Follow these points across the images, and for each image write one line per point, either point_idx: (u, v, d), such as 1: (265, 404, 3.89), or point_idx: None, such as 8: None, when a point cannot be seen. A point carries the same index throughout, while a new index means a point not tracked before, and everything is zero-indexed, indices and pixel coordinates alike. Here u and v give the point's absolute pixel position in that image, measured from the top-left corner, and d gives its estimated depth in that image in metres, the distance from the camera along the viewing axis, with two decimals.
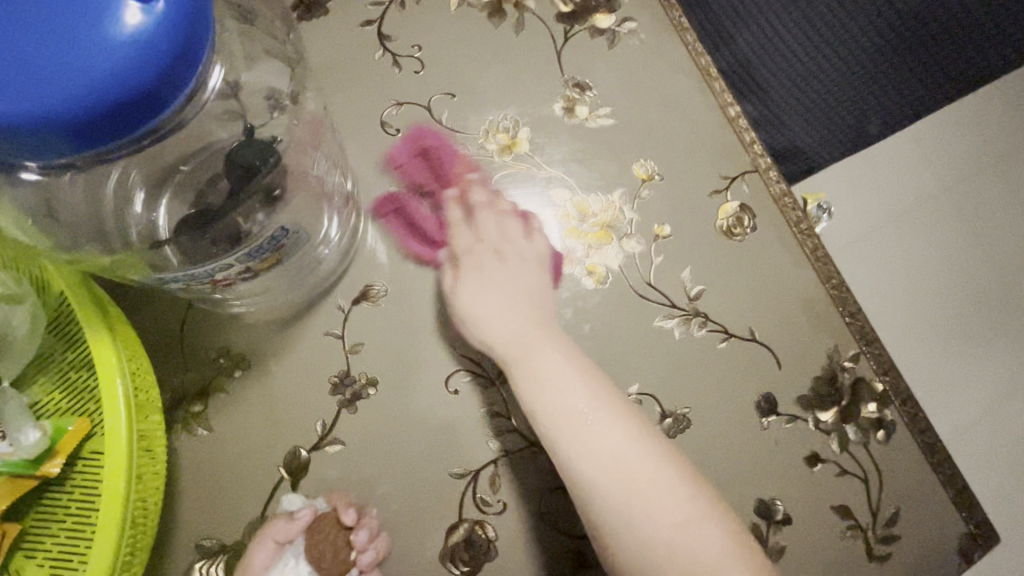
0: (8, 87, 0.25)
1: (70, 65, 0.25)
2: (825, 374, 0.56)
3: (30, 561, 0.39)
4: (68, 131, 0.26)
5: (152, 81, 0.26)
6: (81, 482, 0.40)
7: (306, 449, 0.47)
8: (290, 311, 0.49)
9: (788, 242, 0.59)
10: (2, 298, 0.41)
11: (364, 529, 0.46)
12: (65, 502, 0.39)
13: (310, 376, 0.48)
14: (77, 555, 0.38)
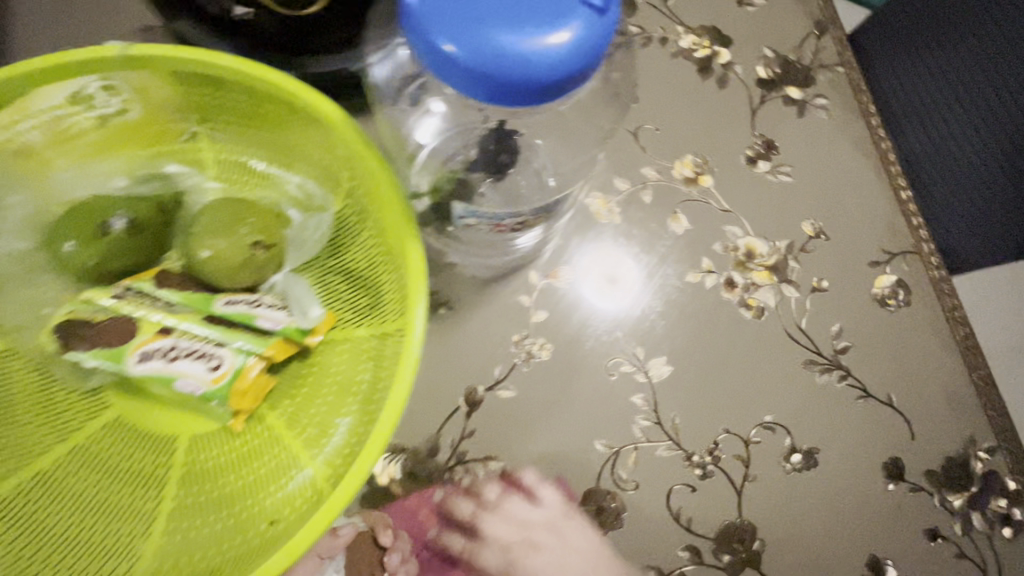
0: (498, 42, 0.35)
1: (546, 38, 0.36)
2: (957, 457, 0.58)
3: (269, 411, 0.49)
4: (517, 83, 0.36)
5: (583, 66, 0.37)
6: (325, 359, 0.50)
7: (483, 388, 0.55)
8: (493, 272, 0.58)
9: (939, 324, 0.62)
10: (303, 205, 0.52)
11: (397, 553, 0.50)
12: (309, 372, 0.50)
13: (497, 330, 0.57)
14: (319, 417, 0.48)
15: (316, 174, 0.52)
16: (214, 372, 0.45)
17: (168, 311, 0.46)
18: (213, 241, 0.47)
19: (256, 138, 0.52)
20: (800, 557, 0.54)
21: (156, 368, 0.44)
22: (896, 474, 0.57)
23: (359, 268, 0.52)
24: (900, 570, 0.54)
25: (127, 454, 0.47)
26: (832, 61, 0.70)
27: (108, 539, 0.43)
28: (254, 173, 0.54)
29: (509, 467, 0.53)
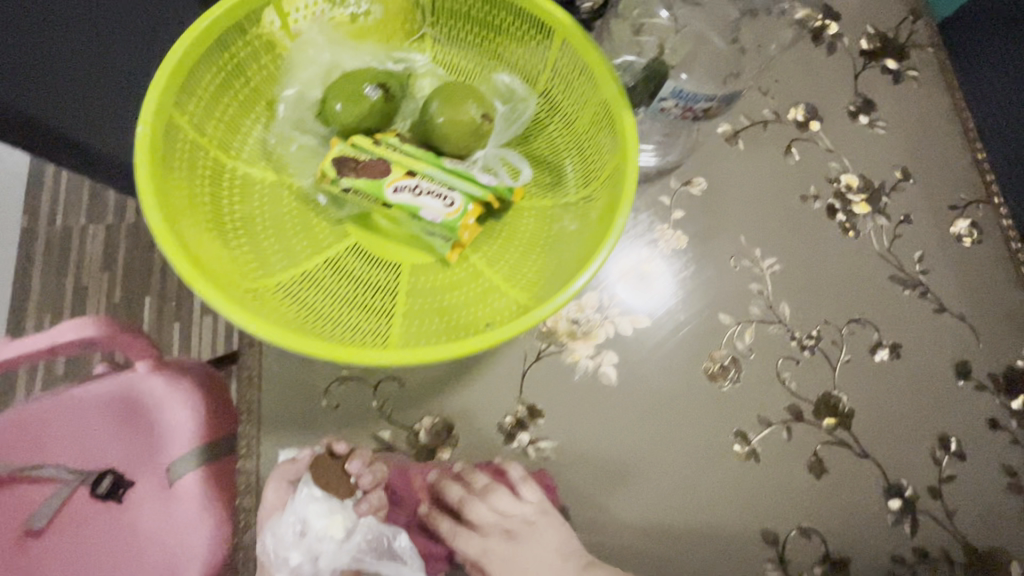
0: None
1: None
2: (1015, 367, 0.68)
3: (472, 254, 0.61)
4: None
5: None
6: (515, 222, 0.63)
7: (632, 263, 0.67)
8: (642, 176, 0.70)
9: (1003, 262, 0.73)
10: (506, 98, 0.64)
11: (355, 458, 0.52)
12: (502, 230, 0.62)
13: (643, 222, 0.69)
14: (514, 262, 0.60)
15: (521, 74, 0.64)
16: (449, 208, 0.57)
17: (411, 158, 0.58)
18: (450, 109, 0.58)
19: (472, 42, 0.65)
20: (883, 428, 0.64)
21: (405, 199, 0.57)
22: (964, 373, 0.67)
23: (545, 156, 0.65)
24: (965, 448, 0.64)
25: (365, 270, 0.59)
26: (923, 43, 0.82)
27: (357, 321, 0.54)
28: (464, 69, 0.66)
29: (650, 325, 0.65)
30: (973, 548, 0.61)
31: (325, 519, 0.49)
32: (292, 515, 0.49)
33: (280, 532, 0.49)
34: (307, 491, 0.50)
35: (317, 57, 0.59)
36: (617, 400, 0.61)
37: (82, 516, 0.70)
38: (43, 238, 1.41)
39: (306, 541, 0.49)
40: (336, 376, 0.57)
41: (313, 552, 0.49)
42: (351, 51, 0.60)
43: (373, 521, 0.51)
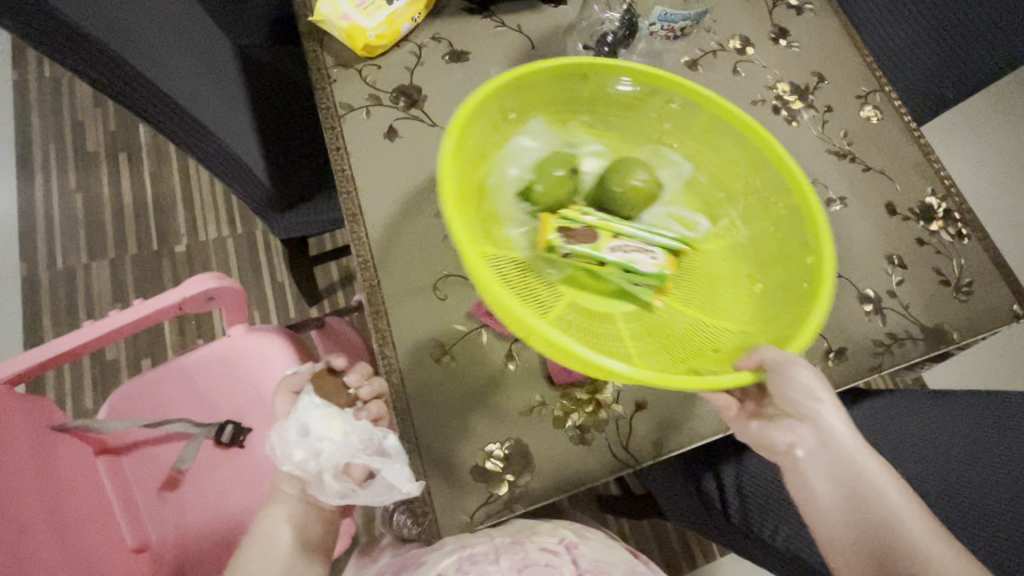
0: None
1: None
2: (926, 201, 0.91)
3: (684, 310, 0.65)
4: None
5: None
6: (713, 272, 0.68)
7: None
8: None
9: (902, 130, 0.96)
10: (670, 163, 0.70)
11: (355, 372, 0.69)
12: (715, 288, 0.67)
13: None
14: (750, 313, 0.64)
15: (682, 150, 0.70)
16: (659, 259, 0.64)
17: (606, 222, 0.64)
18: (623, 176, 0.64)
19: (624, 128, 0.70)
20: (844, 256, 0.85)
21: (620, 254, 0.63)
22: (892, 211, 0.89)
23: (696, 232, 0.69)
24: (904, 261, 0.86)
25: (600, 320, 0.64)
26: None
27: (596, 341, 0.60)
28: (613, 153, 0.69)
29: None
30: (926, 327, 0.82)
31: (324, 424, 0.62)
32: (297, 420, 0.63)
33: (285, 432, 0.63)
34: (309, 400, 0.64)
35: (530, 147, 0.67)
36: (844, 458, 0.59)
37: (209, 463, 0.78)
38: (46, 281, 1.42)
39: (308, 439, 0.62)
40: (439, 274, 0.72)
41: (315, 449, 0.62)
42: (557, 137, 0.68)
43: (364, 425, 0.63)
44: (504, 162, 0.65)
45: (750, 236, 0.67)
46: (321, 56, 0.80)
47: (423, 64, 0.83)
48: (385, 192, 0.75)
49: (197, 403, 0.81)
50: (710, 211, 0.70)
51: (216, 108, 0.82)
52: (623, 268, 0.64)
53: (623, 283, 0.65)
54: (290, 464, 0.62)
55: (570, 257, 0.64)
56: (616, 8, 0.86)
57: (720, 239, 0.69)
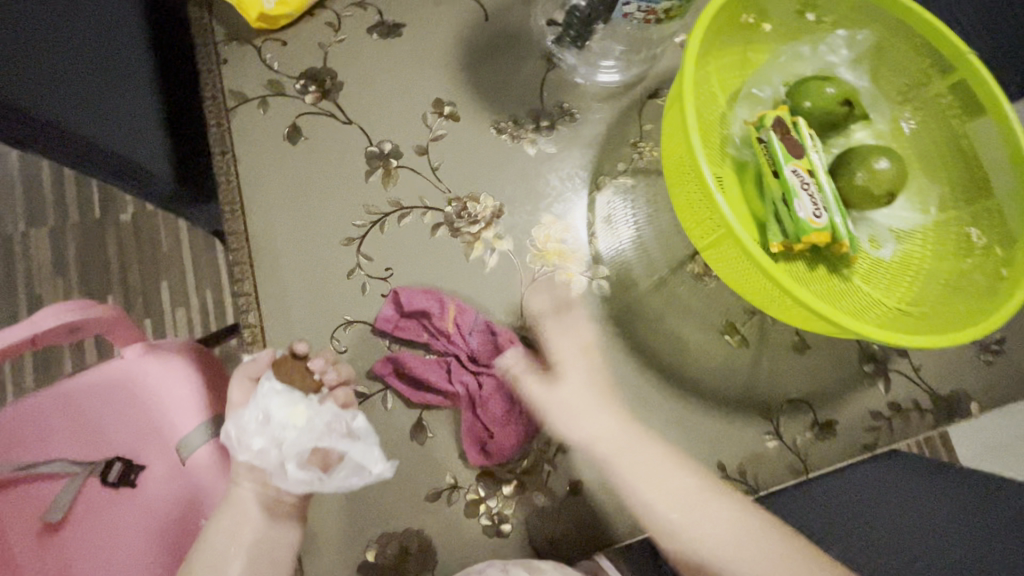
0: None
1: None
2: None
3: (801, 266, 0.66)
4: None
5: None
6: (865, 274, 0.66)
7: (609, 179, 0.68)
8: (609, 91, 0.70)
9: None
10: (921, 200, 0.67)
11: (319, 358, 0.54)
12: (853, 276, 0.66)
13: (615, 138, 0.70)
14: (875, 314, 0.63)
15: (950, 180, 0.67)
16: (818, 218, 0.62)
17: (820, 167, 0.65)
18: (815, 95, 0.65)
19: (928, 145, 0.68)
20: None
21: (807, 182, 0.64)
22: None
23: (901, 246, 0.67)
24: None
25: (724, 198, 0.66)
26: None
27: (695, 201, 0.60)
28: (908, 155, 0.68)
29: (635, 237, 0.67)
30: (939, 394, 0.68)
31: (287, 409, 0.52)
32: (255, 407, 0.52)
33: (244, 423, 0.52)
34: (269, 386, 0.52)
35: (807, 72, 0.68)
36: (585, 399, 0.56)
37: (95, 505, 0.69)
38: None
39: (267, 428, 0.52)
40: (343, 319, 0.59)
41: (276, 438, 0.52)
42: (857, 80, 0.69)
43: (333, 411, 0.53)
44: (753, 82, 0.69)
45: (920, 291, 0.65)
46: (208, 27, 0.63)
47: (340, 42, 0.66)
48: (280, 210, 0.60)
49: (84, 435, 0.71)
50: (902, 261, 0.66)
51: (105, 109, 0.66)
52: (783, 193, 0.64)
53: (772, 209, 0.65)
54: (248, 454, 0.52)
55: (762, 147, 0.66)
56: None
57: (907, 274, 0.66)
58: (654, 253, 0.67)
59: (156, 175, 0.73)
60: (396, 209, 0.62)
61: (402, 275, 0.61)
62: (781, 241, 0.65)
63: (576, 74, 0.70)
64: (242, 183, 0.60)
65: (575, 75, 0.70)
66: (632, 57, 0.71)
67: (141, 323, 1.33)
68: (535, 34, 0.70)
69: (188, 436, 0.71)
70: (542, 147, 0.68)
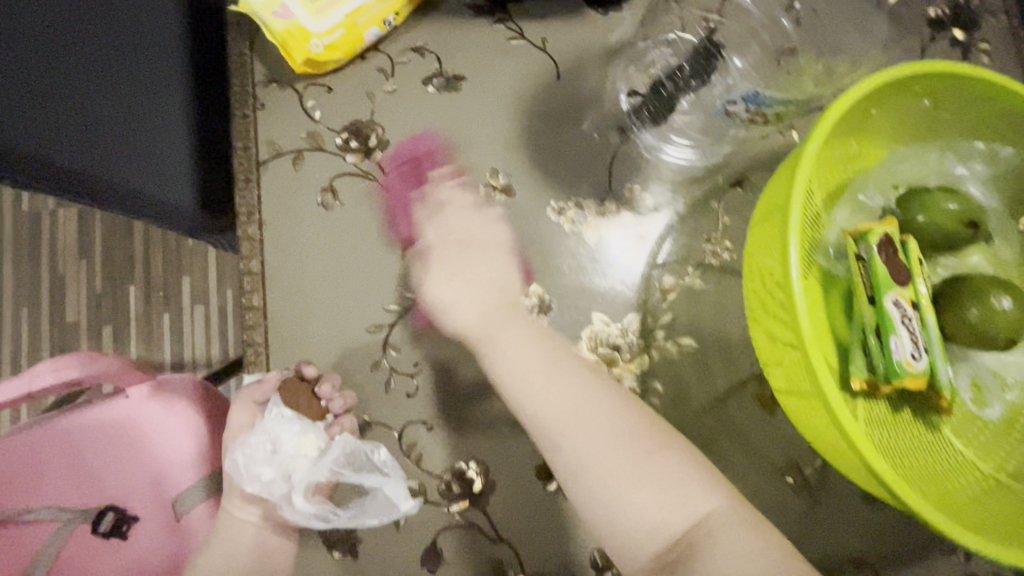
0: None
1: None
2: None
3: (885, 406, 0.56)
4: None
5: None
6: (956, 427, 0.57)
7: (676, 278, 0.60)
8: (686, 175, 0.62)
9: None
10: None
11: (326, 382, 0.51)
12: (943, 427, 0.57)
13: (687, 231, 0.61)
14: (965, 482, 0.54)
15: None
16: (915, 360, 0.53)
17: (926, 296, 0.56)
18: (931, 209, 0.56)
19: None
20: None
21: (907, 317, 0.54)
22: None
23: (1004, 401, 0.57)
24: None
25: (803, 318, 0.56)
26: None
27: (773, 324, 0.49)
28: None
29: (697, 349, 0.59)
30: None
31: (296, 439, 0.49)
32: (262, 434, 0.48)
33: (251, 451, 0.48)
34: (277, 411, 0.49)
35: (924, 182, 0.59)
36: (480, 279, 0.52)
37: (82, 555, 0.65)
38: (12, 224, 1.30)
39: (275, 458, 0.48)
40: (359, 421, 0.53)
41: (286, 469, 0.48)
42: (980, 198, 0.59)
43: (345, 439, 0.49)
44: (861, 179, 0.59)
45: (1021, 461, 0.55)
46: (247, 63, 0.56)
47: (391, 92, 0.58)
48: (304, 286, 0.54)
49: (79, 479, 0.67)
50: (1006, 421, 0.57)
51: (106, 133, 0.59)
52: (878, 325, 0.54)
53: (861, 338, 0.55)
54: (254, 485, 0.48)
55: (860, 263, 0.56)
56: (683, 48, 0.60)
57: (1009, 436, 0.56)
58: (715, 370, 0.59)
59: (171, 203, 0.65)
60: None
61: (430, 374, 0.54)
62: (866, 378, 0.55)
63: (650, 151, 0.61)
64: (265, 250, 0.54)
65: (649, 153, 0.61)
66: (721, 140, 0.62)
67: (158, 316, 1.30)
68: (610, 101, 0.61)
69: (185, 495, 0.66)
70: (604, 235, 0.60)
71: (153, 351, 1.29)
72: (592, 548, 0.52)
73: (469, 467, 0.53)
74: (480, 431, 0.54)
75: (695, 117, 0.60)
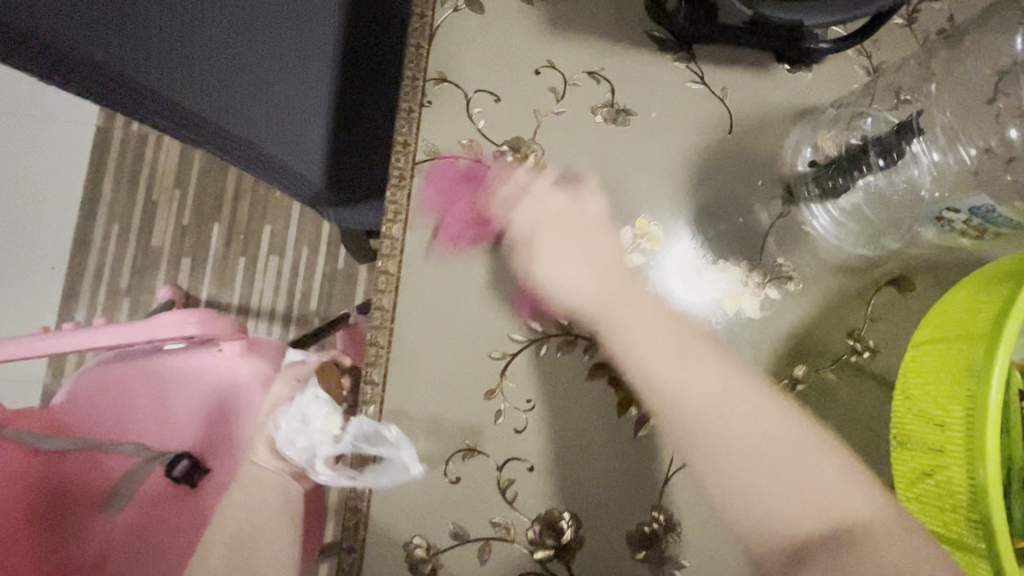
0: None
1: None
2: None
3: None
4: None
5: None
6: None
7: (810, 368, 0.56)
8: (843, 261, 0.58)
9: None
10: None
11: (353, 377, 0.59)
12: None
13: (832, 320, 0.57)
14: None
15: None
16: None
17: None
18: None
19: None
20: None
21: None
22: None
23: None
24: None
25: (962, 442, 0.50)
26: None
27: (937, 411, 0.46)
28: None
29: None
30: None
31: (321, 416, 0.53)
32: (295, 410, 0.55)
33: (288, 420, 0.56)
34: (312, 391, 0.55)
35: None
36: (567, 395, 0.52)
37: (154, 494, 0.67)
38: (117, 141, 1.34)
39: (306, 429, 0.54)
40: (462, 446, 0.51)
41: (312, 441, 0.53)
42: None
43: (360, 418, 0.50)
44: None
45: None
46: (423, 58, 0.56)
47: (558, 113, 0.56)
48: (436, 297, 0.53)
49: (161, 420, 0.69)
50: None
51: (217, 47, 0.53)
52: None
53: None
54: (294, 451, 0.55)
55: None
56: (874, 123, 0.56)
57: None
58: None
59: (302, 172, 0.64)
60: (562, 332, 0.53)
61: (542, 413, 0.52)
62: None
63: (810, 227, 0.58)
64: (405, 250, 0.53)
65: (810, 229, 0.58)
66: (885, 232, 0.56)
67: (233, 260, 1.32)
68: (778, 171, 0.59)
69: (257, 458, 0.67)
70: (744, 309, 0.56)
71: (223, 291, 1.31)
72: None
73: (563, 517, 0.51)
74: (578, 483, 0.52)
75: (867, 199, 0.55)
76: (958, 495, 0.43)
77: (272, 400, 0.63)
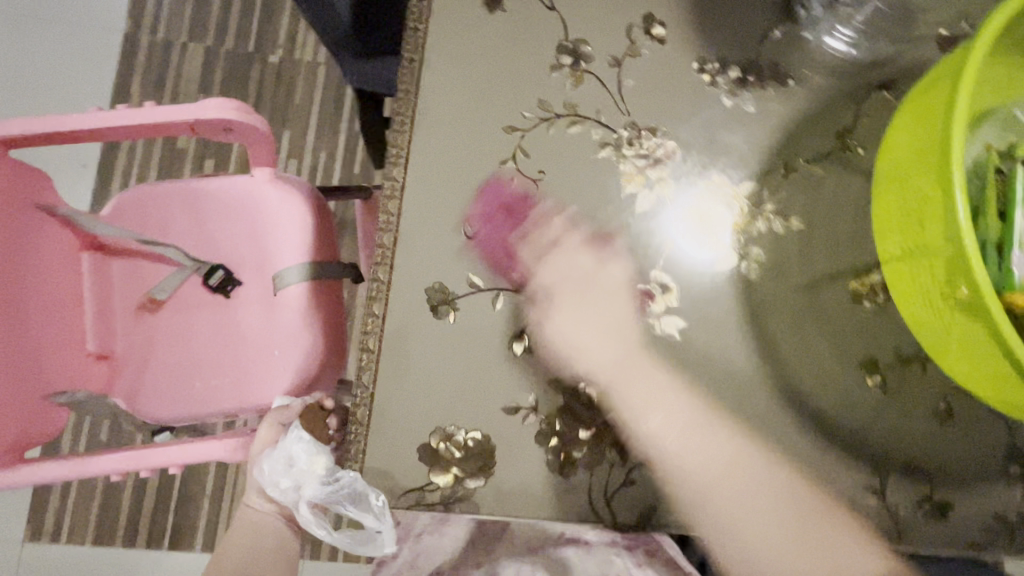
0: None
1: None
2: None
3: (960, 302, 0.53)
4: None
5: None
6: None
7: (800, 160, 0.60)
8: (834, 65, 0.62)
9: None
10: None
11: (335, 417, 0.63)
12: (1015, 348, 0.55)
13: (821, 118, 0.61)
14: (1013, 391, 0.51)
15: None
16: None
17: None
18: None
19: None
20: None
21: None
22: None
23: None
24: None
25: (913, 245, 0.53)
26: None
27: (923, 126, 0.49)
28: None
29: (803, 231, 0.60)
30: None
31: (309, 456, 0.56)
32: (280, 450, 0.56)
33: (274, 461, 0.56)
34: (296, 432, 0.57)
35: None
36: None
37: (193, 300, 0.73)
38: (144, 46, 1.39)
39: (293, 468, 0.56)
40: (476, 206, 0.56)
41: (298, 481, 0.55)
42: None
43: (355, 475, 0.51)
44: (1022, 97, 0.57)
45: None
46: None
47: None
48: (456, 78, 0.57)
49: (198, 236, 0.74)
50: None
51: None
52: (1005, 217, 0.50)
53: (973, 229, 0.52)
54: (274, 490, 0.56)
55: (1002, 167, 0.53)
56: None
57: None
58: (815, 256, 0.60)
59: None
60: (569, 113, 0.58)
61: (551, 184, 0.57)
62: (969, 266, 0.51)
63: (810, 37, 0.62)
64: (427, 36, 0.58)
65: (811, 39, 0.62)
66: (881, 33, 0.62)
67: None
68: None
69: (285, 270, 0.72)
70: (741, 105, 0.61)
71: None
72: (666, 378, 0.56)
73: (563, 273, 0.56)
74: (580, 246, 0.57)
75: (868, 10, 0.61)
76: (942, 235, 0.45)
77: (260, 442, 0.58)
